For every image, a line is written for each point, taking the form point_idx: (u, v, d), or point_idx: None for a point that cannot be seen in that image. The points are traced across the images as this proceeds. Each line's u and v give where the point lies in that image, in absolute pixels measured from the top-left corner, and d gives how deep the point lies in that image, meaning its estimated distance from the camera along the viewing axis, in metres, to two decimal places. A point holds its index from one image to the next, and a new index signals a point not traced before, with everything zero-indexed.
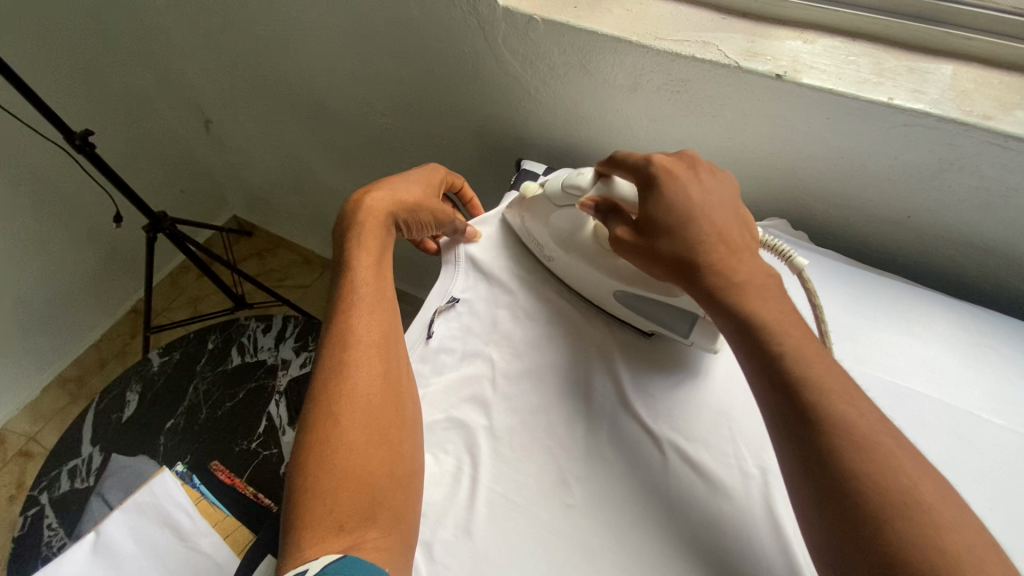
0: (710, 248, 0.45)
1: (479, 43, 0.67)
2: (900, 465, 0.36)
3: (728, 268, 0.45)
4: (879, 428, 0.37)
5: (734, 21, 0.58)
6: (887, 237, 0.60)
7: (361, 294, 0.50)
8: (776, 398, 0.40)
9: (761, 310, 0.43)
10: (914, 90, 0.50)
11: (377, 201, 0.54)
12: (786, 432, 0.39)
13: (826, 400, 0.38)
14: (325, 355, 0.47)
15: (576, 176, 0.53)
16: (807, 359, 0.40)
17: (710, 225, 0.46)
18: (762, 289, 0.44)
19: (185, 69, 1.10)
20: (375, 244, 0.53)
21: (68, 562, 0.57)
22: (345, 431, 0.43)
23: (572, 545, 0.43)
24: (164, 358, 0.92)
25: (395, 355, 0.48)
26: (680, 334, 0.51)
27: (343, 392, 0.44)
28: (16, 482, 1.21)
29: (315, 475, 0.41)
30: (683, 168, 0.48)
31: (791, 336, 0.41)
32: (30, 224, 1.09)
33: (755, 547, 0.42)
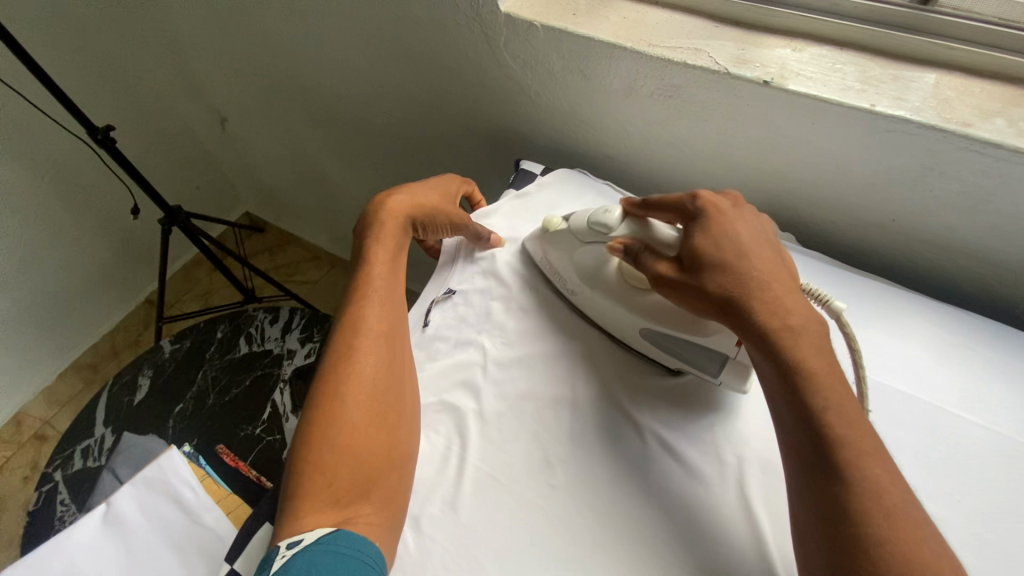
0: (758, 288, 0.45)
1: (482, 47, 0.69)
2: (923, 538, 0.36)
3: (779, 312, 0.44)
4: (908, 498, 0.38)
5: (726, 29, 0.60)
6: (873, 240, 0.62)
7: (372, 286, 0.52)
8: (813, 447, 0.40)
9: (807, 360, 0.42)
10: (896, 97, 0.52)
11: (399, 203, 0.58)
12: (817, 484, 0.39)
13: (862, 463, 0.38)
14: (332, 341, 0.50)
15: (604, 212, 0.53)
16: (849, 417, 0.40)
17: (760, 263, 0.46)
18: (809, 337, 0.43)
19: (204, 68, 1.14)
20: (391, 242, 0.55)
21: (79, 531, 0.59)
22: (347, 415, 0.45)
23: (553, 523, 0.45)
24: (175, 345, 0.95)
25: (400, 345, 0.50)
26: (708, 374, 0.50)
27: (348, 379, 0.47)
28: (30, 464, 1.25)
29: (316, 454, 0.44)
30: (729, 203, 0.49)
31: (833, 391, 0.41)
32: (52, 214, 1.14)
33: (727, 531, 0.44)
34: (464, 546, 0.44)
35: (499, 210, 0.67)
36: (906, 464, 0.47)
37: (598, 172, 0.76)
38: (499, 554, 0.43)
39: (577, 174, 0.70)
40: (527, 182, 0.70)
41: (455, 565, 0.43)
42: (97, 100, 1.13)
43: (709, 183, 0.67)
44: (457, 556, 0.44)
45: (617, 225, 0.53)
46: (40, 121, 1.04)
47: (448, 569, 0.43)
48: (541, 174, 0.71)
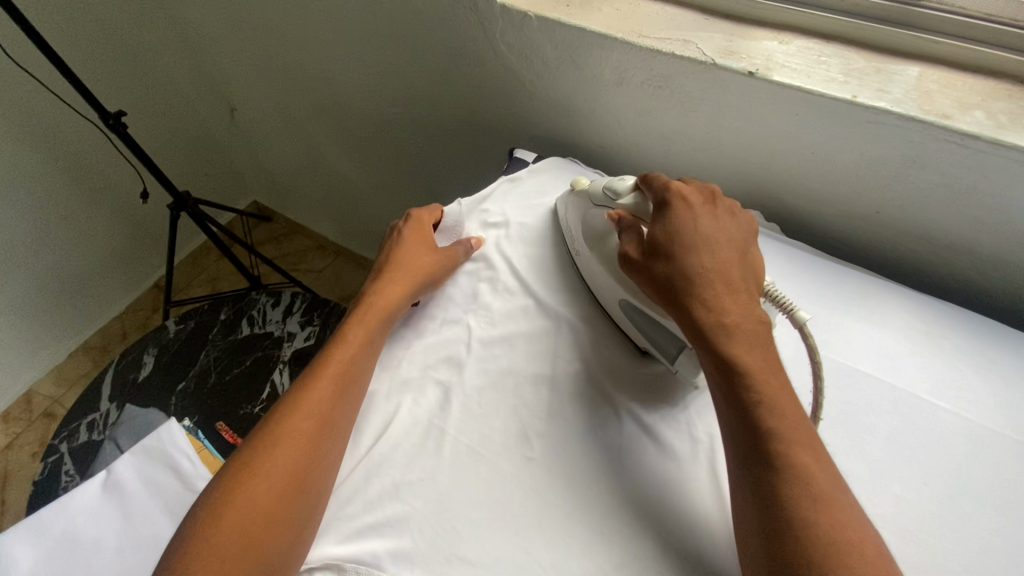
0: (705, 283, 0.47)
1: (479, 37, 0.71)
2: (844, 522, 0.38)
3: (719, 308, 0.46)
4: (834, 483, 0.40)
5: (716, 21, 0.61)
6: (858, 231, 0.63)
7: (330, 366, 0.52)
8: (745, 439, 0.42)
9: (744, 355, 0.44)
10: (878, 89, 0.53)
11: (389, 292, 0.58)
12: (749, 475, 0.41)
13: (791, 450, 0.40)
14: (276, 414, 0.49)
15: (620, 182, 0.56)
16: (780, 411, 0.42)
17: (711, 260, 0.48)
18: (751, 333, 0.45)
19: (214, 57, 1.17)
20: (368, 324, 0.55)
21: (80, 495, 0.62)
22: (254, 496, 0.44)
23: (529, 493, 0.46)
24: (179, 325, 0.98)
25: (334, 437, 0.48)
26: (666, 357, 0.51)
27: (269, 459, 0.46)
28: (39, 440, 1.28)
29: (209, 526, 0.43)
30: (704, 202, 0.51)
31: (767, 383, 0.43)
32: (64, 197, 1.17)
33: (694, 503, 0.46)
34: (442, 512, 0.46)
35: (493, 194, 0.69)
36: (875, 447, 0.48)
37: (591, 162, 0.78)
38: (474, 521, 0.45)
39: (570, 163, 0.72)
40: (520, 169, 0.72)
41: (432, 530, 0.45)
42: (111, 87, 1.16)
43: (697, 173, 0.69)
44: (433, 521, 0.45)
45: (625, 194, 0.55)
46: (55, 106, 1.07)
47: (424, 533, 0.45)
48: (533, 162, 0.72)
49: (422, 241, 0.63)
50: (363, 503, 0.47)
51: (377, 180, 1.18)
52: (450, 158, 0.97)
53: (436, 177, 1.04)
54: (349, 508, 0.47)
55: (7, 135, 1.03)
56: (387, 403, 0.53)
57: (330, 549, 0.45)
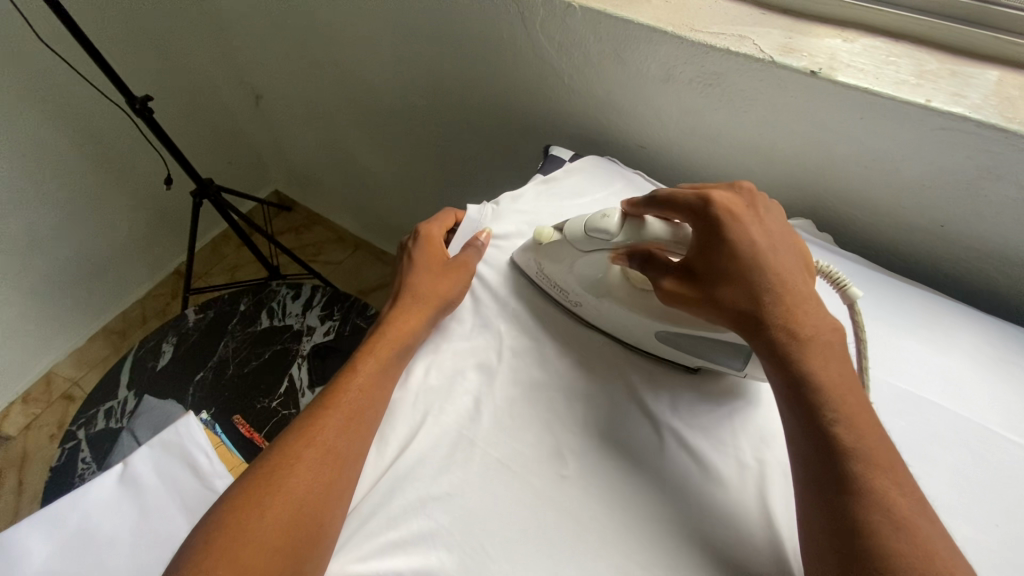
0: (774, 294, 0.43)
1: (517, 27, 0.68)
2: (938, 551, 0.35)
3: (790, 322, 0.43)
4: (920, 509, 0.37)
5: (773, 17, 0.57)
6: (917, 245, 0.59)
7: (344, 396, 0.49)
8: (820, 461, 0.39)
9: (822, 371, 0.41)
10: (955, 94, 0.49)
11: (398, 329, 0.53)
12: (824, 500, 0.38)
13: (876, 474, 0.37)
14: (283, 440, 0.47)
15: (601, 218, 0.50)
16: (859, 430, 0.39)
17: (776, 269, 0.44)
18: (824, 347, 0.42)
19: (242, 44, 1.15)
20: (383, 351, 0.52)
21: (96, 488, 0.61)
22: (262, 527, 0.41)
23: (563, 515, 0.44)
24: (199, 315, 0.96)
25: (347, 464, 0.46)
26: (734, 368, 0.49)
27: (279, 487, 0.43)
28: (57, 422, 1.29)
29: (214, 559, 0.40)
30: (746, 206, 0.46)
31: (845, 402, 0.40)
32: (89, 181, 1.17)
33: (744, 535, 0.42)
34: (470, 530, 0.43)
35: (527, 195, 0.65)
36: (941, 482, 0.45)
37: (629, 162, 0.74)
38: (505, 541, 0.42)
39: (608, 162, 0.68)
40: (556, 169, 0.69)
41: (461, 549, 0.42)
42: (138, 71, 1.15)
43: (744, 178, 0.65)
44: (462, 540, 0.43)
45: (617, 231, 0.49)
46: (82, 88, 1.06)
47: (453, 551, 0.42)
48: (570, 160, 0.69)
49: (434, 260, 0.59)
50: (386, 516, 0.44)
51: (402, 174, 1.16)
52: (479, 153, 0.94)
53: (463, 173, 1.01)
54: (372, 523, 0.44)
55: (33, 116, 1.02)
56: (413, 411, 0.50)
57: (351, 567, 0.43)
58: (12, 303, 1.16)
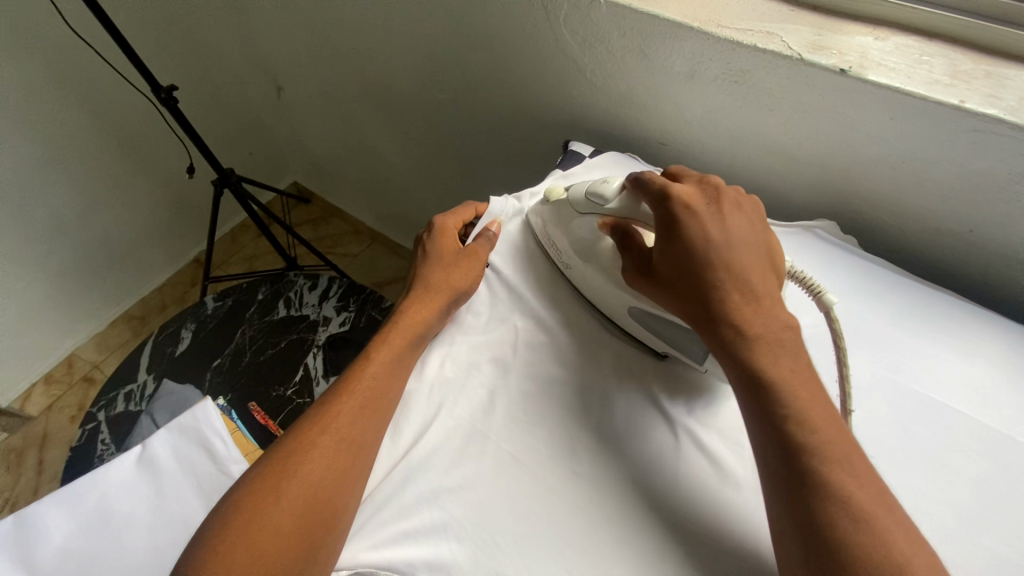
0: (725, 292, 0.43)
1: (541, 22, 0.68)
2: (895, 543, 0.34)
3: (744, 320, 0.43)
4: (876, 502, 0.36)
5: (802, 14, 0.56)
6: (945, 249, 0.58)
7: (359, 384, 0.49)
8: (774, 459, 0.39)
9: (770, 368, 0.41)
10: (989, 95, 0.47)
11: (410, 318, 0.53)
12: (783, 495, 0.38)
13: (827, 469, 0.37)
14: (299, 427, 0.47)
15: (602, 185, 0.52)
16: (813, 426, 0.38)
17: (727, 266, 0.44)
18: (773, 343, 0.42)
19: (265, 35, 1.16)
20: (398, 339, 0.52)
21: (116, 469, 0.61)
22: (276, 509, 0.42)
23: (575, 511, 0.43)
24: (217, 302, 0.97)
25: (360, 450, 0.46)
26: (694, 360, 0.49)
27: (293, 472, 0.44)
28: (77, 404, 1.31)
29: (229, 539, 0.41)
30: (707, 203, 0.46)
31: (797, 398, 0.40)
32: (113, 168, 1.19)
33: (760, 539, 0.42)
34: (481, 522, 0.43)
35: (546, 190, 0.65)
36: (961, 492, 0.44)
37: (649, 160, 0.73)
38: (516, 535, 0.42)
39: (627, 158, 0.68)
40: (576, 164, 0.68)
41: (472, 542, 0.42)
42: (163, 61, 1.16)
43: (766, 177, 0.64)
44: (474, 532, 0.43)
45: (613, 198, 0.51)
46: (108, 77, 1.08)
47: (464, 544, 0.42)
48: (589, 156, 0.69)
49: (450, 251, 0.58)
50: (398, 507, 0.45)
51: (420, 169, 1.16)
52: (499, 148, 0.94)
53: (483, 168, 1.01)
54: (384, 512, 0.45)
55: (60, 103, 1.04)
56: (428, 402, 0.50)
57: (363, 555, 0.43)
58: (37, 286, 1.19)
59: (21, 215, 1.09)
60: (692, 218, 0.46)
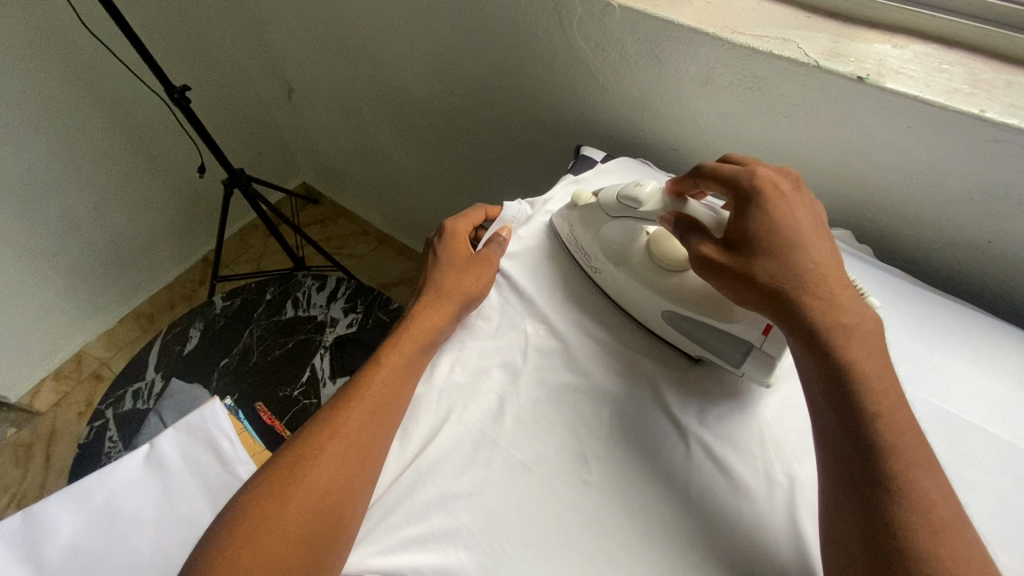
0: (812, 282, 0.42)
1: (554, 26, 0.68)
2: (974, 552, 0.34)
3: (832, 308, 0.42)
4: (954, 511, 0.35)
5: (820, 20, 0.55)
6: (961, 259, 0.57)
7: (370, 389, 0.49)
8: (850, 455, 0.38)
9: (860, 363, 0.40)
10: (1010, 104, 0.47)
11: (421, 325, 0.53)
12: (856, 496, 0.36)
13: (913, 473, 0.36)
14: (308, 433, 0.47)
15: (634, 187, 0.54)
16: (897, 423, 0.38)
17: (815, 255, 0.44)
18: (862, 335, 0.41)
19: (277, 36, 1.17)
20: (410, 347, 0.52)
21: (124, 467, 0.61)
22: (284, 515, 0.42)
23: (585, 521, 0.43)
24: (226, 302, 0.98)
25: (369, 457, 0.46)
26: (731, 364, 0.49)
27: (301, 477, 0.44)
28: (85, 400, 1.32)
29: (237, 543, 0.41)
30: (792, 192, 0.46)
31: (887, 394, 0.39)
32: (124, 166, 1.20)
33: (775, 555, 0.41)
34: (491, 530, 0.43)
35: (558, 196, 0.65)
36: (981, 509, 0.43)
37: (662, 166, 0.73)
38: (525, 545, 0.42)
39: (640, 163, 0.68)
40: (587, 169, 0.68)
41: (481, 550, 0.42)
42: (177, 60, 1.17)
43: None
44: (484, 540, 0.42)
45: (647, 200, 0.53)
46: (121, 75, 1.09)
47: (473, 551, 0.42)
48: (601, 161, 0.68)
49: (462, 256, 0.58)
50: (405, 512, 0.44)
51: (430, 171, 1.16)
52: (510, 153, 0.93)
53: (492, 172, 1.01)
54: (393, 517, 0.44)
55: (74, 100, 1.05)
56: (437, 405, 0.50)
57: (370, 560, 0.43)
58: (48, 282, 1.20)
59: (34, 211, 1.10)
60: (781, 200, 0.45)
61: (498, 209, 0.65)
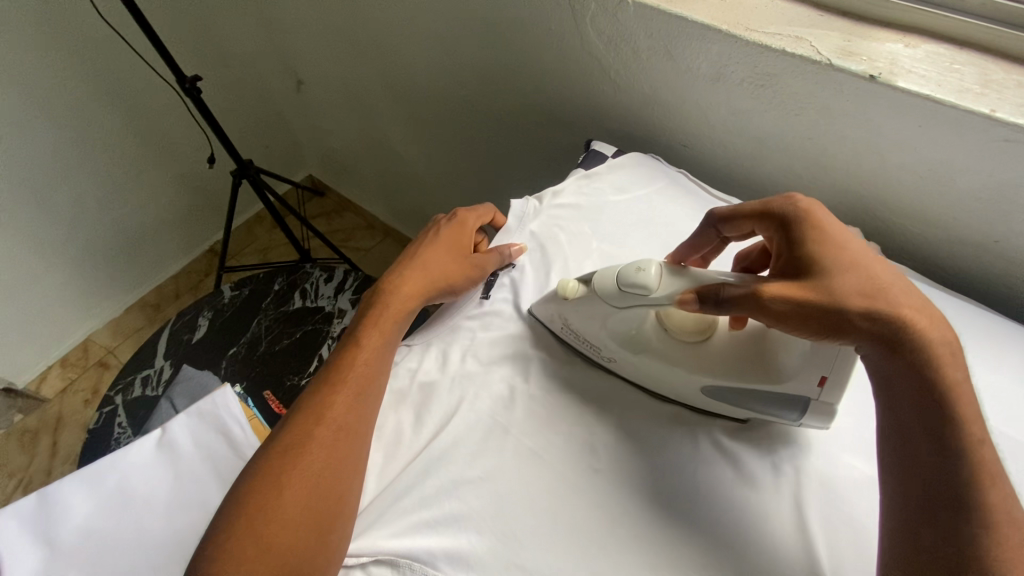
0: (900, 301, 0.39)
1: (567, 21, 0.68)
2: None
3: (927, 329, 0.38)
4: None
5: (832, 19, 0.56)
6: (969, 258, 0.58)
7: (352, 370, 0.49)
8: (943, 481, 0.36)
9: (963, 386, 0.37)
10: (1021, 104, 0.47)
11: (393, 303, 0.54)
12: (944, 522, 0.35)
13: (1003, 496, 0.35)
14: (294, 421, 0.47)
15: (636, 273, 0.46)
16: (987, 446, 0.36)
17: (887, 270, 0.41)
18: (955, 357, 0.38)
19: (287, 28, 1.17)
20: (384, 327, 0.52)
21: (135, 451, 0.62)
22: (281, 504, 0.42)
23: (596, 507, 0.44)
24: (234, 291, 0.99)
25: (360, 439, 0.46)
26: (789, 418, 0.46)
27: (295, 465, 0.44)
28: (91, 388, 1.33)
29: (236, 535, 0.41)
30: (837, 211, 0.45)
31: (978, 417, 0.37)
32: (133, 155, 1.20)
33: (779, 543, 0.42)
34: (502, 514, 0.43)
35: (568, 189, 0.65)
36: None
37: (672, 162, 0.73)
38: (536, 529, 0.43)
39: (651, 158, 0.68)
40: (597, 163, 0.68)
41: (491, 533, 0.43)
42: (186, 49, 1.18)
43: (789, 181, 0.64)
44: (495, 523, 0.43)
45: (657, 288, 0.45)
46: (132, 63, 1.09)
47: (484, 534, 0.43)
48: (612, 157, 0.69)
49: (456, 245, 0.59)
50: (418, 496, 0.45)
51: (438, 165, 1.17)
52: (520, 147, 0.94)
53: (501, 167, 1.01)
54: (403, 502, 0.45)
55: (84, 86, 1.05)
56: (449, 394, 0.51)
57: (383, 542, 0.43)
58: (56, 269, 1.21)
59: (45, 199, 1.10)
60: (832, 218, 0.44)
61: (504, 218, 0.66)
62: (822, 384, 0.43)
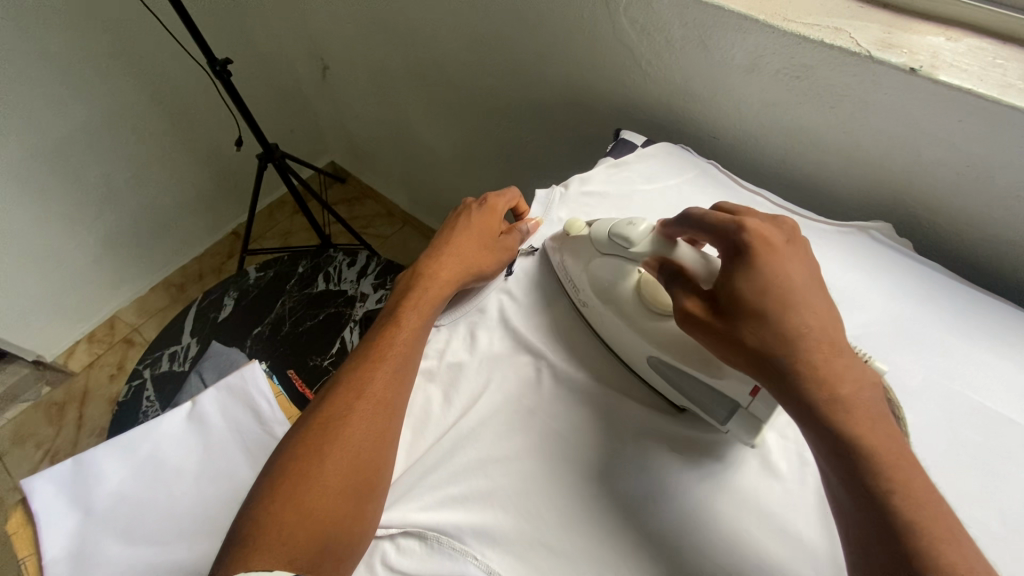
0: (810, 346, 0.37)
1: (601, 10, 0.68)
2: None
3: (834, 377, 0.37)
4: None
5: (871, 11, 0.55)
6: (1003, 257, 0.57)
7: (392, 348, 0.50)
8: (868, 531, 0.35)
9: (877, 440, 0.36)
10: None
11: (430, 290, 0.55)
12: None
13: (936, 552, 0.33)
14: (334, 394, 0.48)
15: (627, 225, 0.50)
16: (915, 498, 0.34)
17: (810, 310, 0.39)
18: (868, 405, 0.37)
19: (314, 15, 1.18)
20: (425, 311, 0.54)
21: (167, 421, 0.64)
22: (323, 474, 0.44)
23: (622, 491, 0.44)
24: (259, 273, 1.00)
25: (396, 416, 0.48)
26: (716, 420, 0.45)
27: (337, 438, 0.45)
28: (116, 363, 1.36)
29: (280, 500, 0.43)
30: (778, 240, 0.41)
31: (894, 469, 0.35)
32: (163, 136, 1.22)
33: (803, 533, 0.42)
34: (528, 493, 0.44)
35: (596, 177, 0.66)
36: (1014, 500, 0.43)
37: (702, 153, 0.73)
38: (562, 509, 0.43)
39: (681, 149, 0.68)
40: (626, 153, 0.68)
41: (516, 511, 0.43)
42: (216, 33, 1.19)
43: (822, 175, 0.63)
44: (519, 502, 0.44)
45: (638, 241, 0.49)
46: (165, 43, 1.11)
47: (509, 512, 0.44)
48: (641, 146, 0.68)
49: (489, 232, 0.60)
50: (446, 473, 0.46)
51: (461, 153, 1.17)
52: (546, 138, 0.94)
53: (526, 157, 1.02)
54: (434, 477, 0.46)
55: (117, 67, 1.08)
56: (477, 375, 0.52)
57: (413, 515, 0.44)
58: (87, 246, 1.23)
59: (77, 176, 1.13)
60: (765, 251, 0.40)
61: (528, 203, 0.66)
62: (753, 394, 0.42)
